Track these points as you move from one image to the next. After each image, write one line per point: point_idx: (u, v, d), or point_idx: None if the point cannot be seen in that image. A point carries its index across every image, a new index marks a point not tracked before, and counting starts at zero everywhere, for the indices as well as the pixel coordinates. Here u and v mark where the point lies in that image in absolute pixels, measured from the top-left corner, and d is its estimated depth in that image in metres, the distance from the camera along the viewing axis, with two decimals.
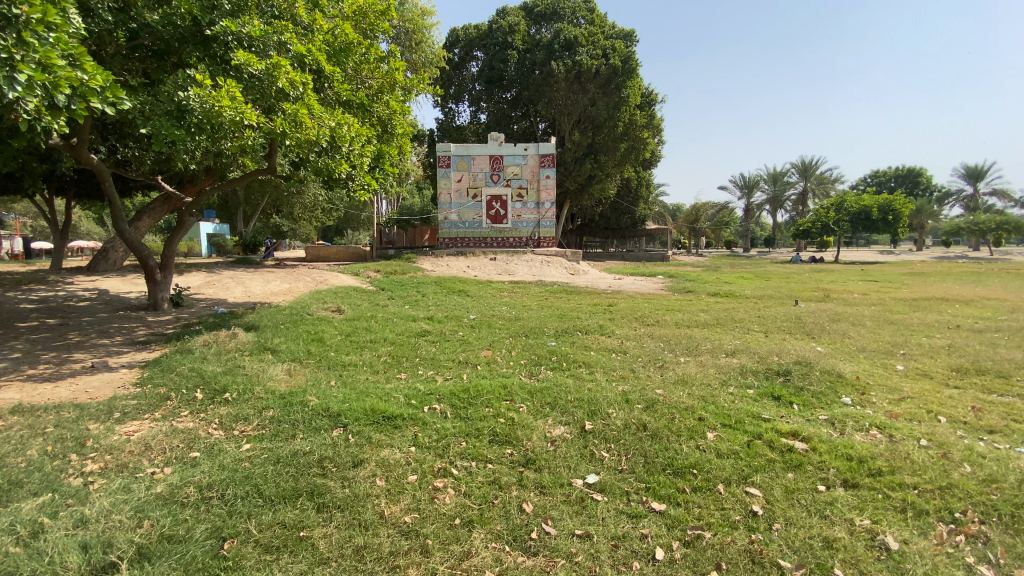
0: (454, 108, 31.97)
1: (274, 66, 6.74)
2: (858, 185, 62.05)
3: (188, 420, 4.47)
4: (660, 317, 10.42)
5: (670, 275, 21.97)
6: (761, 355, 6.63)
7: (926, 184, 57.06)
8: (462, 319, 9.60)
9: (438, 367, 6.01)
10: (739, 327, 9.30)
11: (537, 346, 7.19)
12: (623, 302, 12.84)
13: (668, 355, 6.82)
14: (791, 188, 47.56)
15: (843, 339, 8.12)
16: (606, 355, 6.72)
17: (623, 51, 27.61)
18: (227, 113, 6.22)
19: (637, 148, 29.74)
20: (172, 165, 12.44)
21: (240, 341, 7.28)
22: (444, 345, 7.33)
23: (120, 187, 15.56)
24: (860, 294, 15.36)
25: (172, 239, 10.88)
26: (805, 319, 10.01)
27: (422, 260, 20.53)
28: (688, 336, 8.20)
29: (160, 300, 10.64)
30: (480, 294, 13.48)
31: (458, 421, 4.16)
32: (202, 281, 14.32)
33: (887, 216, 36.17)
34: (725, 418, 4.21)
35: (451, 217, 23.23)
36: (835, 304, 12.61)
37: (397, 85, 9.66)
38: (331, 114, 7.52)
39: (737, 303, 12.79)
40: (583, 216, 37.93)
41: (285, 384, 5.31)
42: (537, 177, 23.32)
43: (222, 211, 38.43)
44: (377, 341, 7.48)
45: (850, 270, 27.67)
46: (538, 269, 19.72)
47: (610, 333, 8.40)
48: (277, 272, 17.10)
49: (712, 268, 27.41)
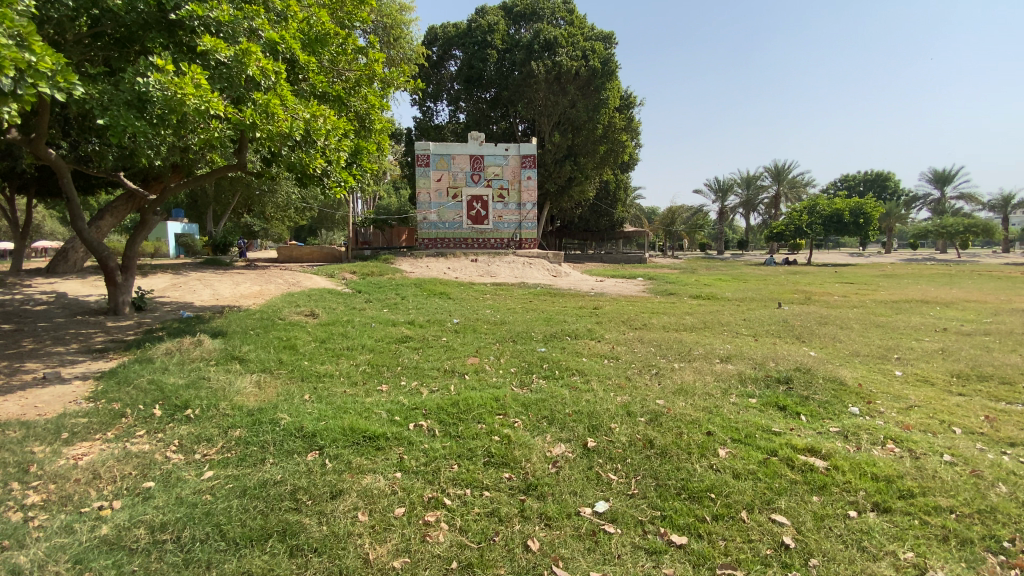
0: (432, 107, 31.42)
1: (243, 52, 6.21)
2: (828, 189, 63.63)
3: (144, 441, 3.96)
4: (648, 320, 10.19)
5: (652, 277, 21.95)
6: (758, 361, 6.44)
7: (892, 188, 58.89)
8: (446, 324, 9.20)
9: (423, 377, 5.61)
10: (729, 330, 9.13)
11: (526, 352, 6.84)
12: (608, 304, 12.61)
13: (663, 361, 6.55)
14: (764, 191, 48.41)
15: (835, 342, 8.01)
16: (598, 361, 6.42)
17: (602, 53, 27.59)
18: (191, 101, 5.65)
19: (617, 150, 29.77)
20: (135, 161, 11.70)
21: (207, 348, 6.74)
22: (429, 352, 6.93)
23: (82, 184, 14.65)
24: (840, 296, 15.51)
25: (135, 240, 10.17)
26: (793, 322, 9.93)
27: (401, 261, 19.98)
28: (679, 341, 7.97)
29: (120, 304, 9.94)
30: (462, 297, 13.06)
31: (448, 439, 3.80)
32: (167, 283, 13.53)
33: (859, 219, 37.44)
34: (733, 432, 3.95)
35: (431, 217, 22.70)
36: (818, 306, 12.63)
37: (375, 79, 9.23)
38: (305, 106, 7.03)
39: (722, 306, 12.68)
40: (561, 217, 37.78)
41: (254, 398, 4.84)
42: (518, 178, 23.05)
43: (190, 210, 36.95)
44: (355, 348, 7.03)
45: (824, 272, 28.20)
46: (519, 270, 19.39)
47: (599, 338, 8.11)
48: (247, 274, 16.34)
49: (691, 270, 27.55)
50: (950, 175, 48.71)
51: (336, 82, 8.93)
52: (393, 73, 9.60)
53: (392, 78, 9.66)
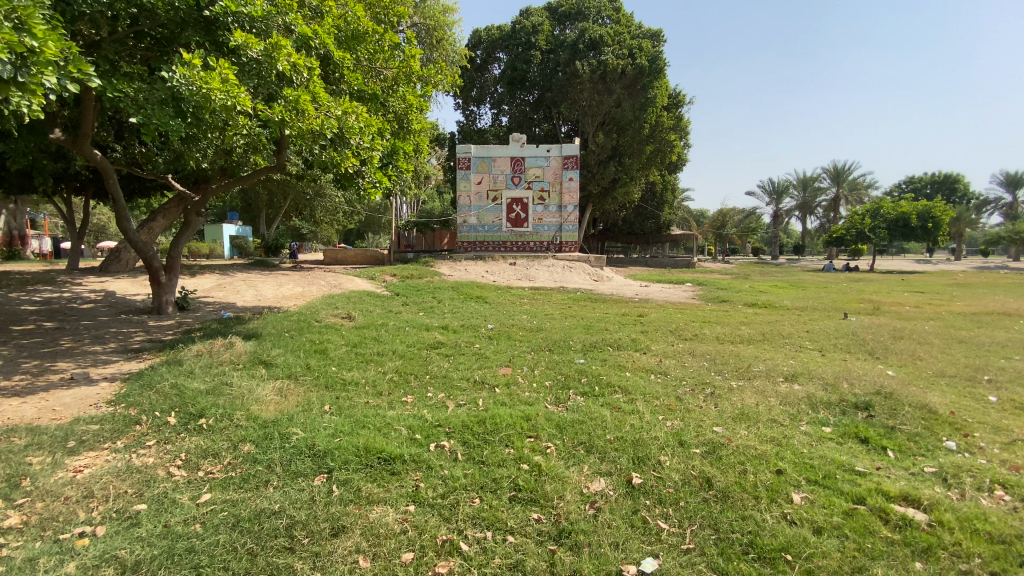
0: (475, 110, 31.39)
1: (274, 47, 6.01)
2: (893, 191, 59.59)
3: (151, 454, 3.73)
4: (697, 330, 9.45)
5: (699, 283, 20.92)
6: (827, 381, 5.66)
7: (964, 191, 54.53)
8: (480, 330, 8.79)
9: (451, 389, 5.19)
10: (790, 344, 8.30)
11: (564, 364, 6.33)
12: (654, 312, 11.87)
13: (717, 378, 5.89)
14: (822, 193, 45.76)
15: (915, 361, 7.07)
16: (644, 377, 5.84)
17: (649, 51, 26.72)
18: (217, 96, 5.48)
19: (663, 150, 28.67)
20: (184, 163, 12.00)
21: (237, 351, 6.60)
22: (459, 360, 6.53)
23: (137, 187, 15.28)
24: (912, 306, 14.10)
25: (179, 240, 10.34)
26: (862, 336, 8.93)
27: (441, 264, 19.85)
28: (734, 355, 7.24)
29: (163, 303, 10.12)
30: (499, 302, 12.65)
31: (472, 466, 3.36)
32: (213, 284, 13.81)
33: (927, 224, 33.86)
34: (808, 471, 3.36)
35: (471, 220, 22.53)
36: (889, 318, 11.45)
37: (413, 77, 8.95)
38: (338, 103, 6.79)
39: (779, 316, 11.70)
40: (604, 221, 36.83)
41: (273, 407, 4.56)
42: (559, 180, 22.50)
43: (244, 214, 38.42)
44: (384, 354, 6.72)
45: (889, 280, 26.09)
46: (560, 274, 18.85)
47: (645, 349, 7.50)
48: (290, 276, 16.59)
49: (741, 276, 26.19)
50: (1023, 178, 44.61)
51: (374, 81, 8.75)
52: (432, 70, 9.34)
53: (430, 76, 9.41)
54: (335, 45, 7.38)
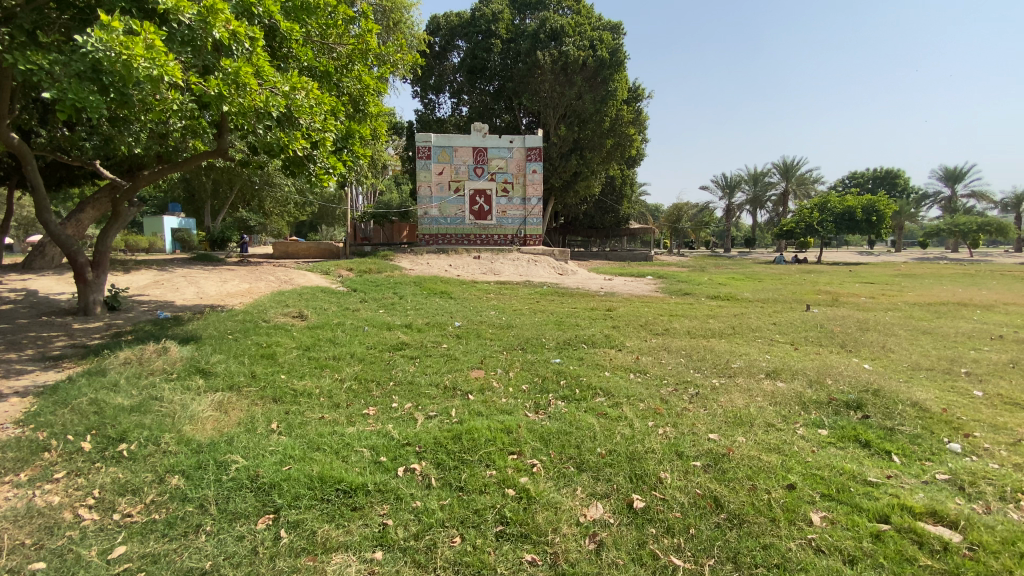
0: (434, 99, 30.41)
1: (209, 10, 5.21)
2: (837, 186, 62.38)
3: (56, 492, 3.02)
4: (668, 324, 9.27)
5: (661, 275, 21.08)
6: (811, 378, 5.49)
7: (902, 186, 57.78)
8: (446, 328, 8.26)
9: (419, 398, 4.67)
10: (762, 337, 8.22)
11: (539, 365, 5.90)
12: (622, 306, 11.64)
13: (700, 376, 5.62)
14: (772, 188, 47.31)
15: (886, 353, 7.07)
16: (625, 376, 5.50)
17: (610, 44, 26.55)
18: (140, 64, 4.62)
19: (623, 144, 28.71)
20: (114, 148, 10.81)
21: (172, 358, 5.82)
22: (426, 363, 6.00)
23: (60, 174, 13.77)
24: (867, 297, 14.50)
25: (108, 233, 9.20)
26: (830, 328, 8.97)
27: (401, 258, 19.09)
28: (710, 350, 7.03)
29: (91, 304, 9.05)
30: (464, 297, 12.12)
31: (449, 495, 2.88)
32: (149, 280, 12.59)
33: (871, 216, 35.60)
34: (820, 484, 3.08)
35: (432, 212, 21.75)
36: (848, 309, 11.69)
37: (370, 55, 8.23)
38: (285, 78, 6.06)
39: (745, 308, 11.73)
40: (565, 214, 36.69)
41: (210, 428, 3.91)
42: (523, 172, 22.08)
43: (186, 205, 36.05)
44: (342, 358, 6.12)
45: (838, 271, 27.15)
46: (524, 267, 18.49)
47: (620, 345, 7.19)
48: (237, 271, 15.45)
49: (700, 268, 26.69)
50: (963, 172, 47.46)
51: (326, 58, 8.00)
52: (390, 48, 8.66)
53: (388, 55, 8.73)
54: (281, 14, 6.60)
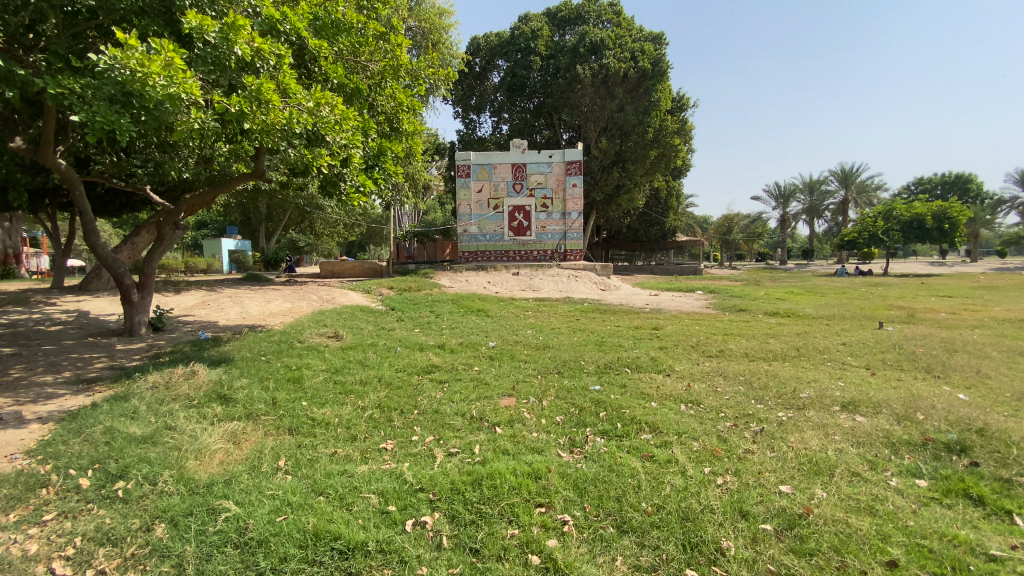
0: (475, 118, 30.58)
1: (230, 26, 5.11)
2: (900, 193, 58.51)
3: (36, 538, 2.77)
4: (721, 344, 8.51)
5: (711, 290, 20.02)
6: (896, 412, 4.69)
7: (975, 191, 53.47)
8: (480, 349, 7.88)
9: (443, 430, 4.26)
10: (830, 360, 7.35)
11: (577, 393, 5.33)
12: (669, 325, 10.87)
13: (761, 409, 4.91)
14: (829, 197, 44.82)
15: (983, 380, 6.10)
16: (673, 408, 4.89)
17: (651, 54, 25.98)
18: (158, 82, 4.56)
19: (668, 155, 27.88)
20: (165, 174, 11.22)
21: (197, 381, 5.67)
22: (455, 388, 5.58)
23: (122, 201, 14.50)
24: (946, 313, 13.05)
25: (153, 254, 9.41)
26: (909, 350, 7.94)
27: (441, 276, 19.01)
28: (771, 376, 6.26)
29: (135, 324, 9.24)
30: (501, 316, 11.70)
31: (461, 561, 2.47)
32: (196, 301, 12.92)
33: (943, 224, 33.12)
34: (928, 560, 2.44)
35: (471, 229, 21.63)
36: (926, 327, 10.45)
37: (402, 71, 8.08)
38: (311, 94, 5.90)
39: (808, 326, 10.73)
40: (608, 228, 35.97)
41: (216, 463, 3.64)
42: (563, 186, 21.66)
43: (242, 227, 37.81)
44: (368, 383, 5.81)
45: (908, 284, 25.03)
46: (565, 283, 17.97)
47: (668, 370, 6.56)
48: (281, 290, 15.73)
49: (753, 282, 25.27)
50: None
51: (360, 77, 7.92)
52: (424, 63, 8.48)
53: (422, 70, 8.55)
54: (309, 32, 6.52)
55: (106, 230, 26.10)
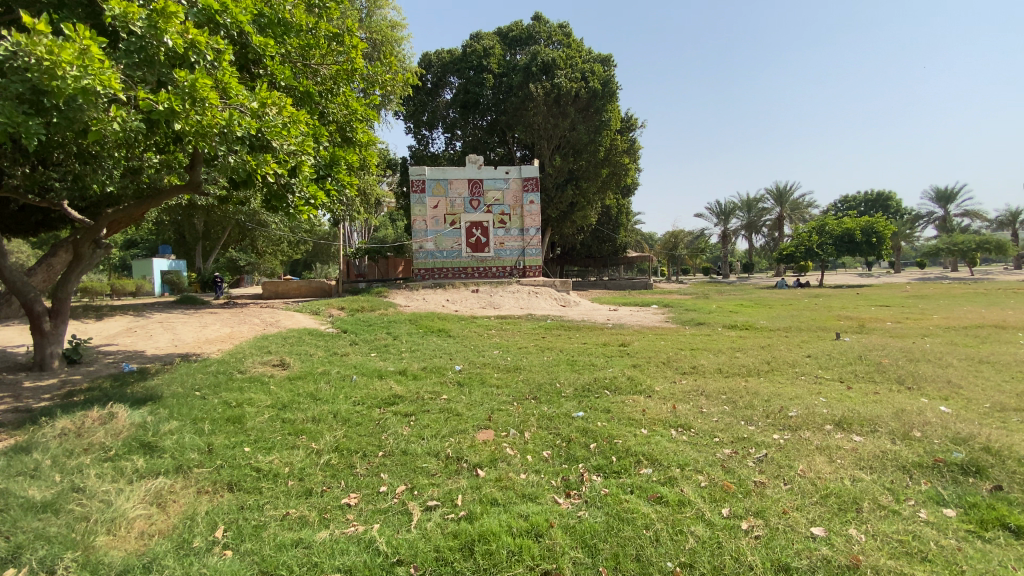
0: (427, 135, 30.01)
1: (159, 12, 4.38)
2: (829, 210, 62.54)
3: None
4: (693, 361, 8.29)
5: (667, 304, 20.23)
6: (892, 430, 4.52)
7: (895, 207, 57.95)
8: (446, 374, 7.30)
9: (415, 477, 3.69)
10: (804, 374, 7.27)
11: (560, 422, 4.86)
12: (636, 341, 10.63)
13: (755, 432, 4.62)
14: (767, 213, 47.14)
15: (955, 390, 6.13)
16: (667, 435, 4.50)
17: (601, 75, 26.46)
18: (67, 72, 3.76)
19: (619, 173, 28.34)
20: (84, 187, 9.99)
21: (117, 425, 4.77)
22: (424, 422, 4.99)
23: (34, 218, 12.91)
24: (892, 321, 13.57)
25: (69, 277, 8.15)
26: (875, 361, 8.00)
27: (396, 294, 18.21)
28: (753, 393, 6.02)
29: (46, 357, 7.99)
30: (464, 336, 11.13)
31: None
32: (120, 328, 11.53)
33: (871, 238, 34.92)
34: None
35: (427, 246, 20.94)
36: (880, 336, 10.75)
37: (356, 77, 7.53)
38: (255, 93, 5.21)
39: (770, 339, 10.80)
40: (562, 244, 36.21)
41: (138, 537, 2.91)
42: (520, 203, 21.45)
43: (177, 247, 35.32)
44: (323, 420, 5.11)
45: (846, 294, 26.31)
46: (525, 300, 17.62)
47: (648, 391, 6.21)
48: (220, 314, 14.43)
49: (704, 296, 25.89)
50: (955, 192, 47.59)
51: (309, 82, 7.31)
52: (378, 69, 7.98)
53: (375, 74, 8.03)
54: (253, 28, 5.89)
55: (20, 251, 23.54)
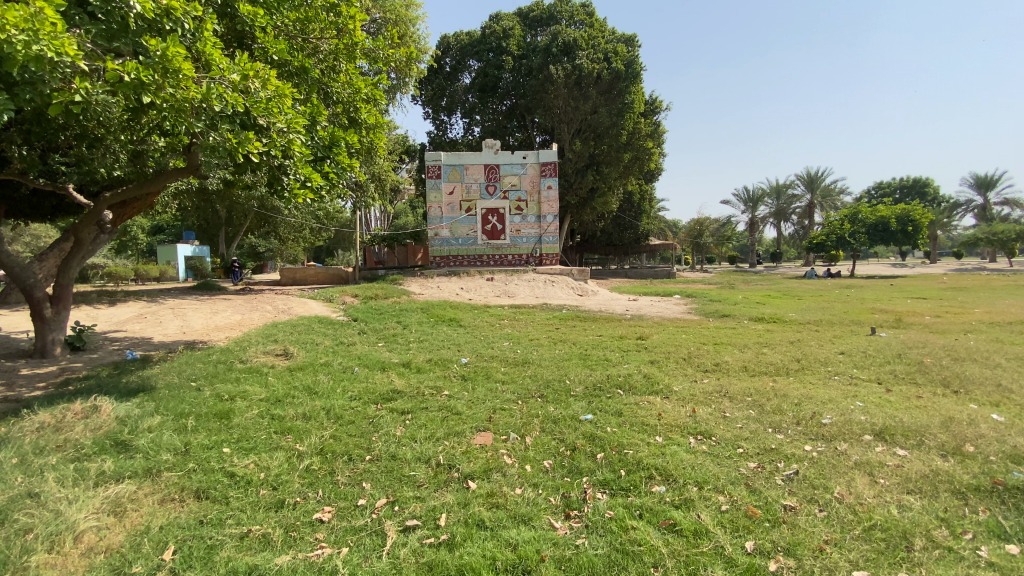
0: (445, 120, 29.51)
1: None
2: (863, 197, 60.10)
3: None
4: (714, 357, 7.75)
5: (688, 294, 19.54)
6: (941, 443, 3.98)
7: (933, 194, 55.35)
8: (451, 367, 6.95)
9: (399, 489, 3.32)
10: (837, 374, 6.69)
11: (565, 427, 4.44)
12: (655, 333, 10.10)
13: (785, 442, 4.12)
14: (796, 200, 45.49)
15: (1009, 396, 5.50)
16: (685, 445, 4.04)
17: (625, 55, 25.42)
18: (13, 34, 3.44)
19: (641, 158, 27.41)
20: (92, 171, 9.87)
21: (98, 420, 4.54)
22: (420, 422, 4.62)
23: (52, 203, 12.96)
24: (931, 316, 12.68)
25: (70, 264, 7.98)
26: (916, 360, 7.34)
27: (410, 282, 17.96)
28: (782, 396, 5.51)
29: (48, 343, 7.91)
30: (475, 326, 10.74)
31: None
32: (131, 314, 11.52)
33: (907, 227, 33.37)
34: None
35: (443, 233, 20.60)
36: (919, 332, 9.97)
37: (358, 53, 7.13)
38: (237, 63, 4.86)
39: (800, 334, 10.12)
40: (582, 232, 35.48)
41: (82, 556, 2.63)
42: (537, 188, 20.89)
43: (201, 233, 35.82)
44: (313, 418, 4.79)
45: (879, 285, 25.08)
46: (541, 289, 17.18)
47: (666, 391, 5.73)
48: (233, 300, 14.36)
49: (728, 286, 25.03)
50: (997, 178, 45.08)
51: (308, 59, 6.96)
52: (383, 44, 7.57)
53: (380, 50, 7.64)
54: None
55: (48, 237, 24.05)
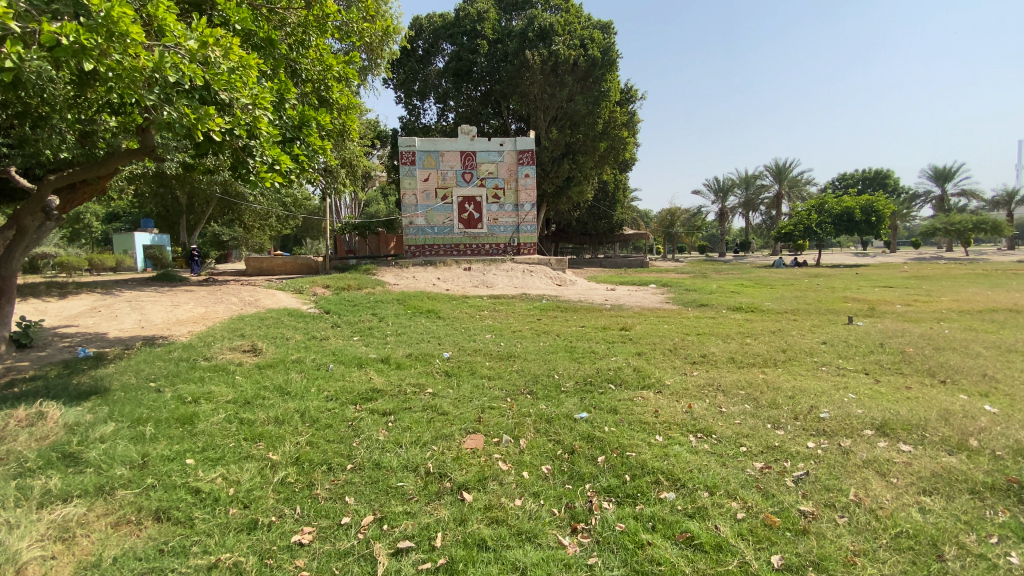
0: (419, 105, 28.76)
1: None
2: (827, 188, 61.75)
3: None
4: (701, 348, 7.63)
5: (665, 283, 19.61)
6: (944, 438, 3.90)
7: (892, 186, 57.31)
8: (433, 362, 6.62)
9: (386, 502, 3.01)
10: (824, 365, 6.65)
11: (560, 426, 4.20)
12: (638, 324, 9.98)
13: (787, 439, 3.97)
14: (765, 190, 46.32)
15: (995, 386, 5.52)
16: (688, 444, 3.85)
17: (601, 42, 24.88)
18: None
19: (617, 147, 27.30)
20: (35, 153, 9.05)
21: (44, 429, 4.07)
22: (404, 424, 4.30)
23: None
24: (901, 304, 12.95)
25: (10, 255, 7.24)
26: (898, 350, 7.37)
27: (384, 272, 17.44)
28: (775, 389, 5.39)
29: None
30: (454, 318, 10.40)
31: None
32: (84, 308, 10.72)
33: (870, 217, 34.56)
34: None
35: (417, 221, 19.88)
36: (894, 321, 10.10)
37: (328, 26, 6.68)
38: (195, 30, 4.39)
39: (780, 324, 10.14)
40: (558, 221, 35.31)
41: None
42: (514, 176, 20.57)
43: (161, 221, 34.14)
44: (288, 422, 4.40)
45: (845, 274, 25.74)
46: (519, 279, 16.92)
47: (658, 386, 5.54)
48: (197, 292, 13.60)
49: (702, 275, 25.26)
50: (953, 171, 46.88)
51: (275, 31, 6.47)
52: (355, 17, 7.12)
53: (352, 24, 7.19)
54: None
55: None
